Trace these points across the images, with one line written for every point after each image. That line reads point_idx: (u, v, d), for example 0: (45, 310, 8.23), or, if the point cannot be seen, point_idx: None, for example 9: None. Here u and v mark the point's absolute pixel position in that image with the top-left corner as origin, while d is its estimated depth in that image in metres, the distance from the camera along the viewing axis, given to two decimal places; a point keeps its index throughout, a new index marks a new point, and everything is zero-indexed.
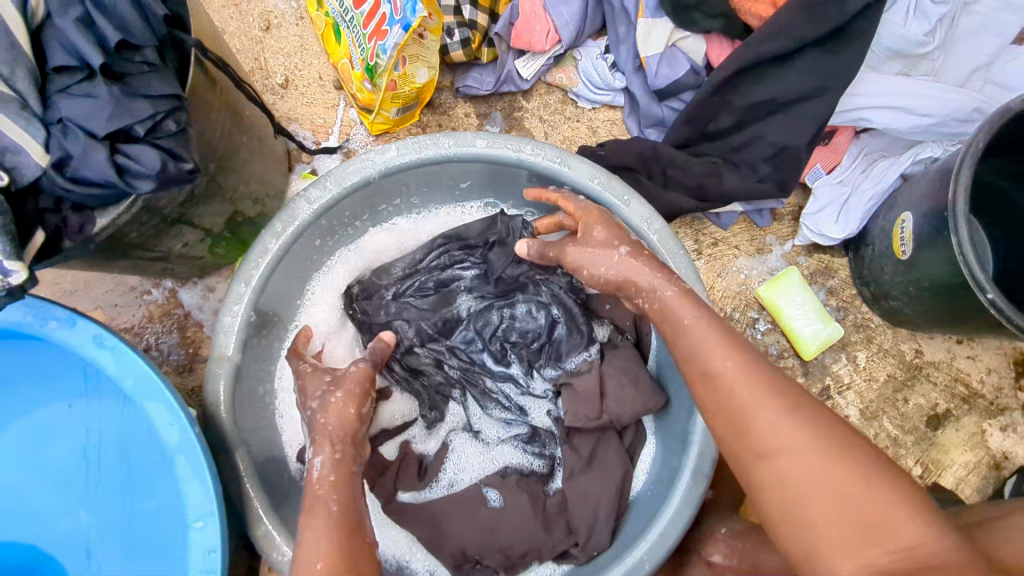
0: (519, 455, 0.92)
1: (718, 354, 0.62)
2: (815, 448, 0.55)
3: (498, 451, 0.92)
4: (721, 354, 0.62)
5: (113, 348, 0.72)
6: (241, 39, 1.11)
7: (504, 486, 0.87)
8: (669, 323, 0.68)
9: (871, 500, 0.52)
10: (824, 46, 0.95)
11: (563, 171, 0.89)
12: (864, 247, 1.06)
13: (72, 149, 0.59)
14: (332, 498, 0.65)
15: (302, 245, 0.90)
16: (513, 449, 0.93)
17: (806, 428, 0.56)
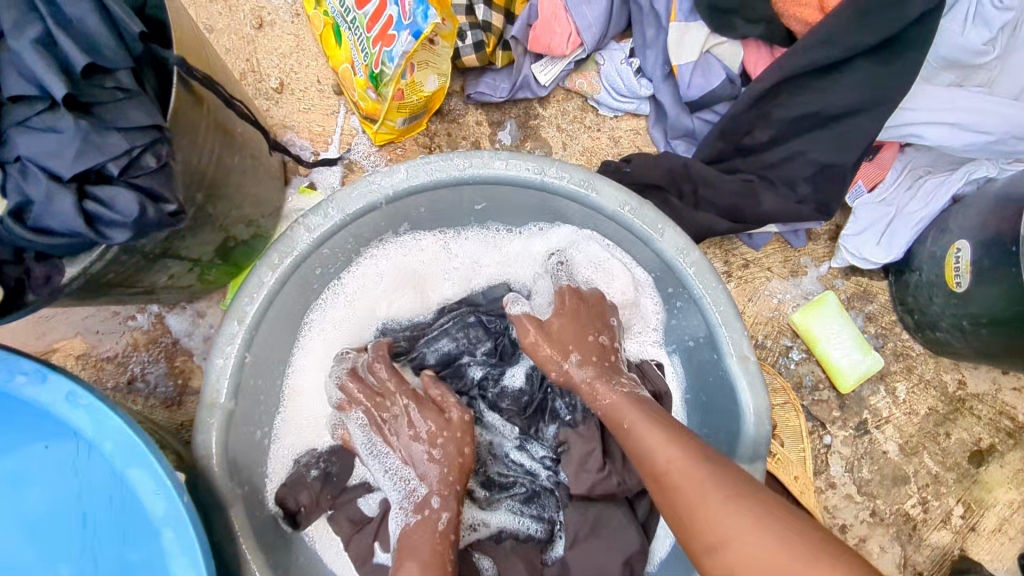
0: (514, 519, 0.87)
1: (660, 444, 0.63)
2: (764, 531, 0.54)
3: (493, 514, 0.86)
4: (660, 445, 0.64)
5: (87, 408, 0.64)
6: (231, 38, 1.01)
7: (499, 553, 0.83)
8: (621, 421, 0.69)
9: (812, 564, 0.51)
10: (875, 55, 0.86)
11: (589, 196, 0.81)
12: (907, 272, 0.98)
13: (33, 193, 0.50)
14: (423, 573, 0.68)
15: (300, 276, 0.82)
16: (511, 512, 0.87)
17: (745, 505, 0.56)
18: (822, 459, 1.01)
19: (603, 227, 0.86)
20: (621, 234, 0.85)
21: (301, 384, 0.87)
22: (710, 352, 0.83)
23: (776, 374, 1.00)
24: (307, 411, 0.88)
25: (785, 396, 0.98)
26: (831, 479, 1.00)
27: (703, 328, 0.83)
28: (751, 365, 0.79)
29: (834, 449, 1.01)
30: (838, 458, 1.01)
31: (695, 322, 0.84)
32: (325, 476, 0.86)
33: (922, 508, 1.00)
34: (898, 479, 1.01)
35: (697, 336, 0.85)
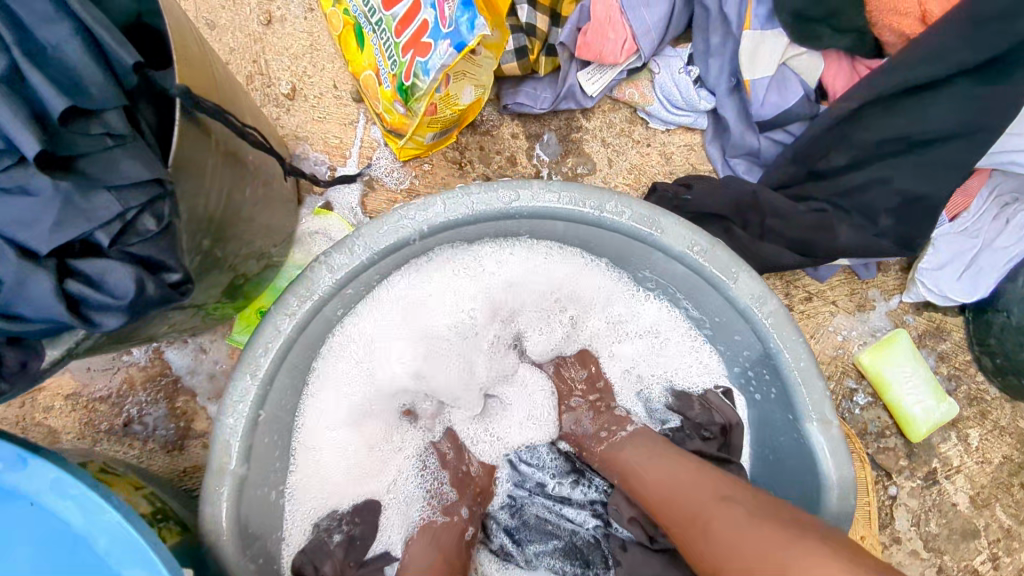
0: None
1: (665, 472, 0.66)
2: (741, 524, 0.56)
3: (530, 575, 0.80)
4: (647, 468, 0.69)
5: (77, 497, 0.54)
6: (236, 36, 0.89)
7: None
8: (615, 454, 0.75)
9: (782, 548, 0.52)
10: (979, 73, 0.75)
11: (651, 235, 0.71)
12: (991, 310, 0.88)
13: (2, 271, 0.39)
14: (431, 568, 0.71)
15: (320, 320, 0.71)
16: (550, 571, 0.80)
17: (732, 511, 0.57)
18: (887, 512, 0.92)
19: (664, 266, 0.75)
20: (685, 275, 0.74)
21: (314, 443, 0.76)
22: (784, 412, 0.73)
23: (841, 420, 0.91)
24: (325, 465, 0.77)
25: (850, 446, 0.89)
26: (896, 534, 0.92)
27: (776, 386, 0.73)
28: (834, 431, 0.69)
29: (900, 502, 0.92)
30: (904, 511, 0.92)
31: (767, 378, 0.74)
32: (348, 541, 0.76)
33: (992, 564, 0.92)
34: (968, 534, 0.93)
35: (769, 392, 0.75)
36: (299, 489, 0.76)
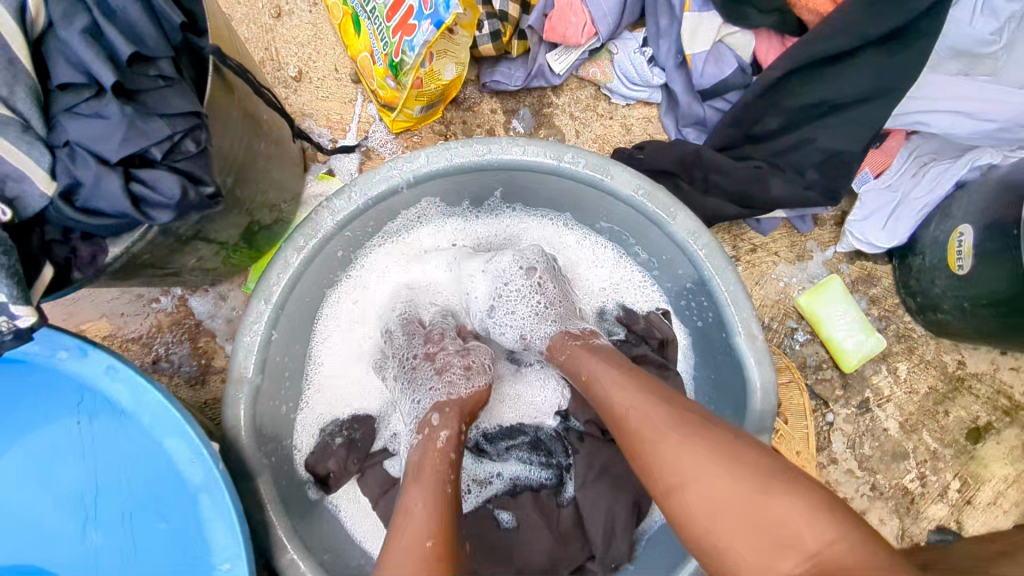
0: (524, 468, 0.91)
1: (627, 394, 0.64)
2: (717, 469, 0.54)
3: (503, 465, 0.91)
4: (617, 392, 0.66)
5: (126, 379, 0.67)
6: (250, 28, 1.03)
7: (514, 505, 0.87)
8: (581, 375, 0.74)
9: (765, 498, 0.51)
10: (885, 44, 0.87)
11: (604, 181, 0.83)
12: (911, 255, 1.00)
13: (83, 176, 0.53)
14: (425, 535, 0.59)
15: (324, 257, 0.85)
16: (519, 460, 0.91)
17: (696, 433, 0.57)
18: (825, 436, 1.05)
19: (616, 211, 0.89)
20: (633, 217, 0.87)
21: (326, 372, 0.91)
22: (719, 331, 0.86)
23: (782, 354, 1.03)
24: (335, 386, 0.92)
25: (790, 375, 1.02)
26: (834, 455, 1.04)
27: (712, 309, 0.86)
28: (759, 343, 0.82)
29: (836, 427, 1.05)
30: (840, 435, 1.05)
31: (705, 303, 0.87)
32: (349, 442, 0.90)
33: (920, 482, 1.05)
34: (898, 455, 1.05)
35: (706, 316, 0.88)
36: (311, 402, 0.90)
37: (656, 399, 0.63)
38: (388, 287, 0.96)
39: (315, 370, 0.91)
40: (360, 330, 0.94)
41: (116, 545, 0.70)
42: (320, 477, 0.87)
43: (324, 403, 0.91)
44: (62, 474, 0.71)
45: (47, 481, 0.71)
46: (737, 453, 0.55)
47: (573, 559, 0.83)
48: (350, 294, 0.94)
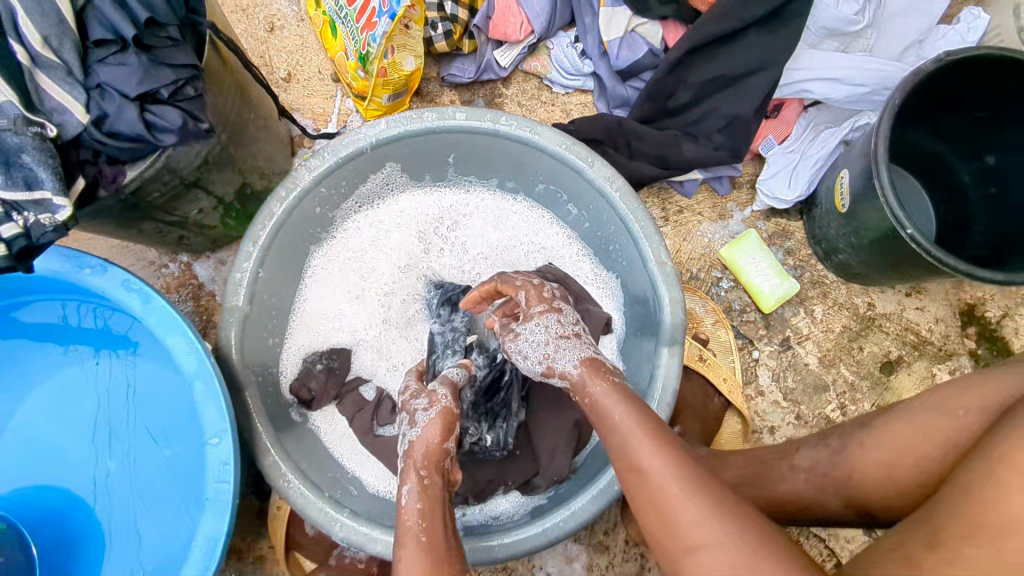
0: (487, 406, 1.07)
1: (650, 450, 0.60)
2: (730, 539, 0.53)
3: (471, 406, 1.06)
4: (640, 442, 0.61)
5: (138, 291, 0.83)
6: (249, 40, 1.24)
7: None
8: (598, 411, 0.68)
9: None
10: (765, 25, 1.06)
11: (533, 139, 1.00)
12: (814, 208, 1.16)
13: (109, 108, 0.71)
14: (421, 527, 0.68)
15: (303, 210, 1.01)
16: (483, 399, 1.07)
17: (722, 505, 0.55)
18: (752, 371, 1.17)
19: (551, 168, 1.05)
20: (560, 169, 1.04)
21: (310, 311, 1.09)
22: (636, 264, 1.01)
23: (708, 299, 1.17)
24: (317, 324, 1.09)
25: (715, 316, 1.14)
26: (760, 388, 1.16)
27: (630, 246, 1.01)
28: (668, 269, 0.96)
29: (761, 362, 1.17)
30: (765, 370, 1.17)
31: (625, 243, 1.02)
32: (329, 369, 1.06)
33: (841, 411, 1.15)
34: (819, 388, 1.16)
35: (626, 254, 1.03)
36: (295, 335, 1.07)
37: (681, 461, 0.59)
38: (363, 243, 1.13)
39: (301, 308, 1.08)
40: (337, 278, 1.11)
41: (128, 448, 0.97)
42: (303, 399, 1.02)
43: (307, 337, 1.08)
44: (85, 401, 0.98)
45: (81, 400, 0.98)
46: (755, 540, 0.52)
47: (521, 473, 1.01)
48: (335, 251, 1.12)
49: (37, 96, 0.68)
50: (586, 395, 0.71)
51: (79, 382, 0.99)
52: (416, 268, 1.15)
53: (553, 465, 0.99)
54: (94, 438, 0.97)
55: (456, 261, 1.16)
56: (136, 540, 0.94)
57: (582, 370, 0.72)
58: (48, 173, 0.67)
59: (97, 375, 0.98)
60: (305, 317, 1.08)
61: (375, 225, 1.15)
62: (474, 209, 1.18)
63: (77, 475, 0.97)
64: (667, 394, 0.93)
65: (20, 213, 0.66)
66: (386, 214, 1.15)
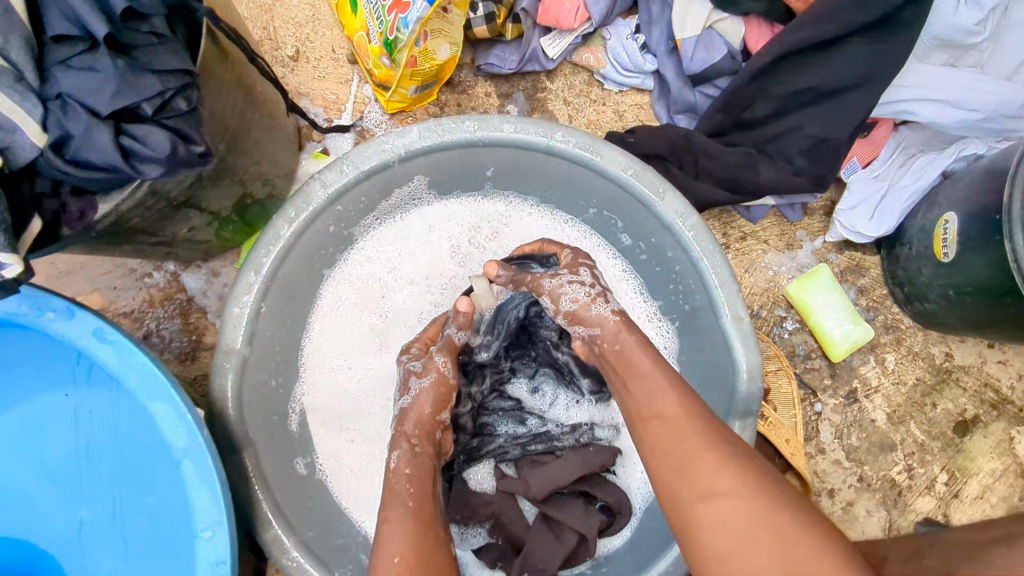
0: (514, 426, 0.93)
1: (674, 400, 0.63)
2: (755, 497, 0.54)
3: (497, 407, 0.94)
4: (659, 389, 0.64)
5: (113, 343, 0.68)
6: (249, 6, 1.04)
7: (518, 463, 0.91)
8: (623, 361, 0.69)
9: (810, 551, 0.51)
10: (872, 33, 0.89)
11: (594, 160, 0.84)
12: (898, 245, 1.01)
13: (73, 128, 0.53)
14: (407, 493, 0.72)
15: (316, 231, 0.85)
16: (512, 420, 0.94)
17: (739, 469, 0.56)
18: (813, 426, 1.04)
19: (609, 193, 0.89)
20: (621, 196, 0.88)
21: (320, 350, 0.93)
22: (704, 313, 0.86)
23: (771, 343, 1.03)
24: (331, 363, 0.93)
25: (778, 364, 1.01)
26: (821, 445, 1.04)
27: (699, 292, 0.86)
28: (745, 325, 0.83)
29: (824, 417, 1.05)
30: (828, 425, 1.04)
31: (691, 286, 0.88)
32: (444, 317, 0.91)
33: (908, 474, 1.04)
34: (885, 447, 1.05)
35: (694, 299, 0.88)
36: (309, 376, 0.92)
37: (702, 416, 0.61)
38: (384, 264, 0.97)
39: (310, 345, 0.92)
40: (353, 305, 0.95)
41: (101, 508, 0.74)
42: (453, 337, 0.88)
43: (320, 375, 0.93)
44: (47, 445, 0.74)
45: (36, 441, 0.74)
46: (765, 507, 0.53)
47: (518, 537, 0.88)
48: (344, 280, 0.95)
49: None
50: (613, 343, 0.70)
51: (14, 427, 0.74)
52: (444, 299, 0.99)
53: (541, 552, 0.84)
54: (59, 488, 0.74)
55: None
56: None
57: (620, 317, 0.72)
58: None
59: (58, 408, 0.74)
60: (316, 356, 0.93)
61: (393, 247, 0.97)
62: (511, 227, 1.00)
63: (36, 532, 0.74)
64: None
65: None
66: (406, 234, 0.97)
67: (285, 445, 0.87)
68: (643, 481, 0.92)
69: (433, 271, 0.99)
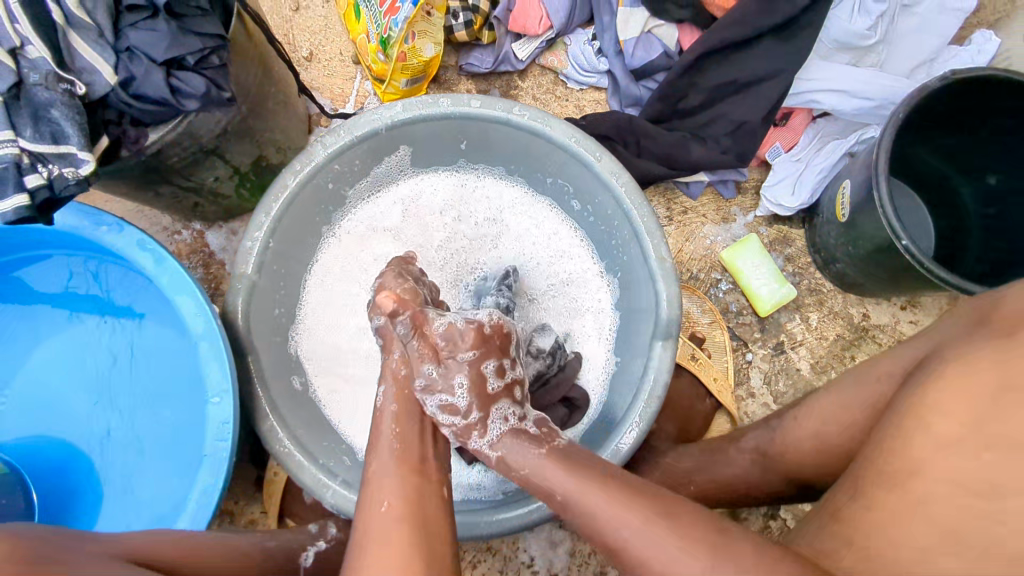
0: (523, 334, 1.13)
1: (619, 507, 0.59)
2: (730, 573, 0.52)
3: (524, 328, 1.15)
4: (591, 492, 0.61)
5: (152, 251, 0.86)
6: (273, 18, 1.26)
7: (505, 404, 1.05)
8: (551, 492, 0.65)
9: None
10: (779, 35, 1.08)
11: (545, 130, 1.01)
12: (816, 216, 1.18)
13: (136, 71, 0.74)
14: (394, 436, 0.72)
15: (316, 185, 1.03)
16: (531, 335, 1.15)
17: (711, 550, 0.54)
18: (744, 372, 1.19)
19: (560, 160, 1.06)
20: (568, 162, 1.05)
21: (318, 296, 1.12)
22: (638, 259, 1.02)
23: (706, 299, 1.19)
24: (325, 313, 1.12)
25: (711, 316, 1.17)
26: (751, 389, 1.19)
27: (632, 239, 1.02)
28: (668, 265, 0.98)
29: (754, 364, 1.19)
30: (757, 372, 1.19)
31: (627, 236, 1.04)
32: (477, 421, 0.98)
33: None
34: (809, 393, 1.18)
35: (628, 247, 1.04)
36: (306, 320, 1.10)
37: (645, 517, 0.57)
38: (371, 229, 1.16)
39: (308, 295, 1.11)
40: (346, 262, 1.14)
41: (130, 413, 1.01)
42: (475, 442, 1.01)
43: (317, 321, 1.11)
44: (88, 365, 1.02)
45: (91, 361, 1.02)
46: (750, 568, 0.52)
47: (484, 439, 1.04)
48: (337, 239, 1.14)
49: (69, 55, 0.71)
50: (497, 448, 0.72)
51: (74, 349, 1.02)
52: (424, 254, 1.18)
53: None
54: (99, 398, 1.01)
55: (476, 259, 1.19)
56: (154, 454, 0.99)
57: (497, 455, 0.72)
58: (74, 129, 0.70)
59: (103, 340, 1.02)
60: (313, 305, 1.11)
61: (380, 216, 1.17)
62: (480, 203, 1.19)
63: (78, 427, 1.00)
64: (658, 387, 0.95)
65: (45, 165, 0.70)
66: (389, 205, 1.17)
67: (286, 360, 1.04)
68: (595, 391, 1.11)
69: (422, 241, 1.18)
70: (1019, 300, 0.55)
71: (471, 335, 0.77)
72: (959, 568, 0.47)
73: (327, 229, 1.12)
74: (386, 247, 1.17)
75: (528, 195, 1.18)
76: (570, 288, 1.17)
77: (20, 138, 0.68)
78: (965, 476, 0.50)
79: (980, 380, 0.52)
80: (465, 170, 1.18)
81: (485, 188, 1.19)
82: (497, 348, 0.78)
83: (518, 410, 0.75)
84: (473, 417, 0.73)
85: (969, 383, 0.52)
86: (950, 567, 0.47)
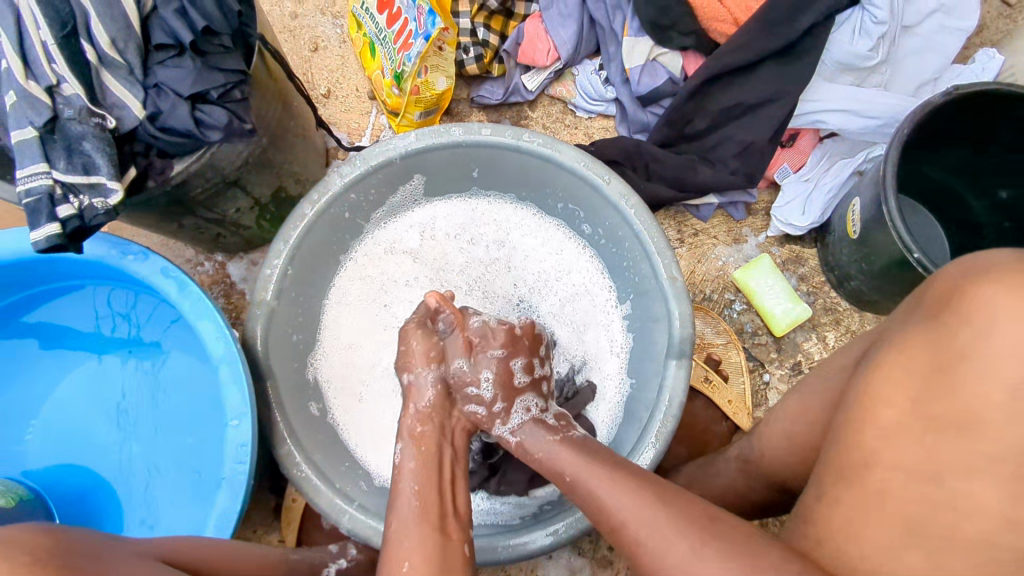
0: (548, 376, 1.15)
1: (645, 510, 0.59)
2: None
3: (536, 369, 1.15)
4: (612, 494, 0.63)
5: (175, 278, 0.89)
6: (293, 58, 1.32)
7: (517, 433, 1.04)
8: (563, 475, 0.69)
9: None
10: (781, 58, 1.11)
11: (555, 156, 1.04)
12: (828, 235, 1.18)
13: (163, 105, 0.78)
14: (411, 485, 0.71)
15: (333, 214, 1.06)
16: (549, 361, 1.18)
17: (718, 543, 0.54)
18: (762, 394, 1.18)
19: (570, 184, 1.08)
20: (577, 185, 1.07)
21: (336, 321, 1.14)
22: (649, 279, 1.03)
23: (720, 320, 1.19)
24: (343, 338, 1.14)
25: (725, 337, 1.17)
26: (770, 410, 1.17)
27: (642, 259, 1.03)
28: (679, 284, 0.98)
29: (772, 385, 1.18)
30: (775, 393, 1.18)
31: (637, 257, 1.05)
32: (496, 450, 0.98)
33: None
34: None
35: (640, 268, 1.05)
36: (324, 345, 1.12)
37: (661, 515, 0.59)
38: (388, 255, 1.19)
39: (327, 321, 1.13)
40: (364, 288, 1.17)
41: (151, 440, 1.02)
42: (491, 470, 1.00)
43: (336, 347, 1.13)
44: (111, 393, 1.04)
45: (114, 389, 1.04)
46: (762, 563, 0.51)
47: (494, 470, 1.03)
48: (355, 267, 1.16)
49: (101, 93, 0.76)
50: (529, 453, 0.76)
51: (99, 377, 1.05)
52: (442, 279, 1.21)
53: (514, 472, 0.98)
54: (121, 425, 1.02)
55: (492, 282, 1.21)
56: (173, 479, 0.99)
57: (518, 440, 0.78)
58: (103, 159, 0.74)
59: (126, 368, 1.04)
60: (331, 331, 1.13)
61: (397, 242, 1.20)
62: (493, 228, 1.22)
63: (100, 454, 1.02)
64: (674, 405, 0.94)
65: (76, 195, 0.74)
66: (407, 231, 1.20)
67: (303, 386, 1.06)
68: (609, 415, 1.11)
69: (439, 266, 1.21)
70: (937, 280, 0.57)
71: (501, 335, 0.82)
72: (923, 561, 0.49)
73: (345, 257, 1.15)
74: (404, 272, 1.19)
75: (540, 221, 1.21)
76: (583, 310, 1.18)
77: (53, 170, 0.72)
78: (917, 464, 0.51)
79: (924, 369, 0.53)
80: (478, 197, 1.21)
81: (498, 214, 1.22)
82: (525, 349, 0.84)
83: (542, 404, 0.81)
84: (497, 408, 0.79)
85: (929, 374, 0.53)
86: (918, 560, 0.49)
